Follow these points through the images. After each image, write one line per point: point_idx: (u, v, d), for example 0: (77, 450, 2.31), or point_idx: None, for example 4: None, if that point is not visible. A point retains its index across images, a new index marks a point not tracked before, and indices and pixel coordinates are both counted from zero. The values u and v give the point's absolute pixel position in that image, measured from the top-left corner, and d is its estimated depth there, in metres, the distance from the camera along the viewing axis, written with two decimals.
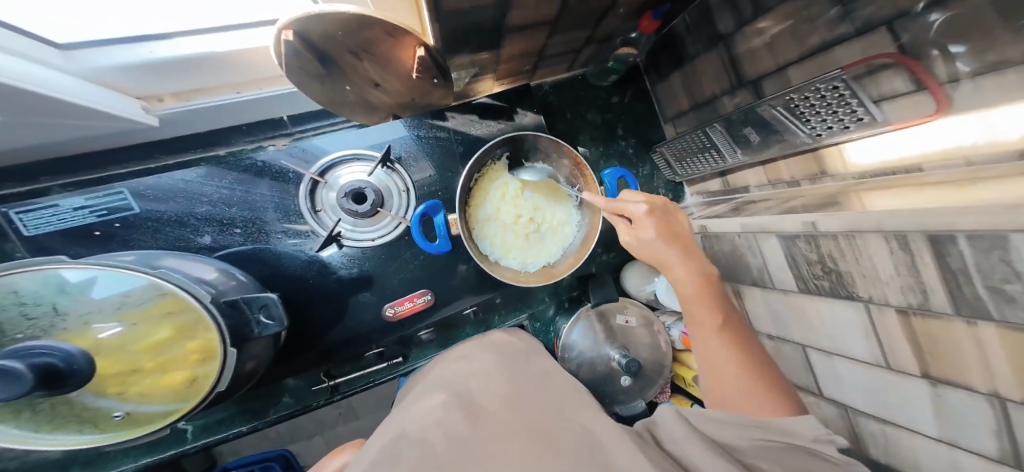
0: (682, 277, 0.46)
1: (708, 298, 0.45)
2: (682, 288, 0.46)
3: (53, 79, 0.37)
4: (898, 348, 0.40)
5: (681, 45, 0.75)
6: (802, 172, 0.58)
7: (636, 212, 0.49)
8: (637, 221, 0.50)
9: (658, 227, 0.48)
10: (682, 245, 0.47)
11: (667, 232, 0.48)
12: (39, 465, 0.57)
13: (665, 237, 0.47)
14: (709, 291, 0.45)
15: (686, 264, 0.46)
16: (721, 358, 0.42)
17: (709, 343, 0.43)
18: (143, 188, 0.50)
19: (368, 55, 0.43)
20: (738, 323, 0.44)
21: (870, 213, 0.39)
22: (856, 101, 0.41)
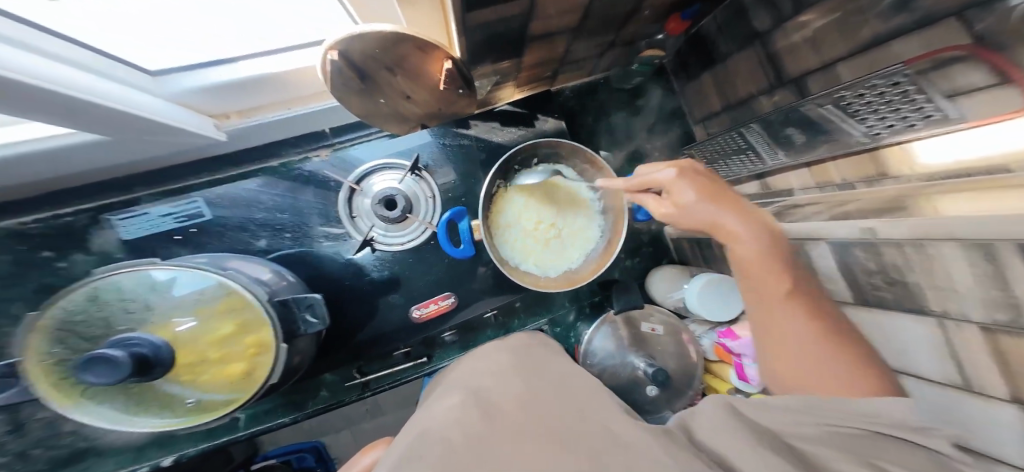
0: (743, 241, 0.42)
1: (771, 260, 0.40)
2: (739, 255, 0.42)
3: (146, 102, 0.43)
4: (985, 372, 0.35)
5: (711, 45, 0.73)
6: (857, 173, 0.53)
7: (666, 178, 0.46)
8: (670, 187, 0.46)
9: (698, 189, 0.44)
10: (730, 205, 0.43)
11: (708, 193, 0.44)
12: (119, 442, 0.65)
13: (711, 199, 0.44)
14: (771, 252, 0.41)
15: (743, 226, 0.42)
16: (794, 326, 0.38)
17: (779, 312, 0.39)
18: (215, 196, 0.56)
19: (402, 70, 0.46)
20: (810, 288, 0.40)
21: (939, 217, 0.35)
22: (923, 97, 0.38)
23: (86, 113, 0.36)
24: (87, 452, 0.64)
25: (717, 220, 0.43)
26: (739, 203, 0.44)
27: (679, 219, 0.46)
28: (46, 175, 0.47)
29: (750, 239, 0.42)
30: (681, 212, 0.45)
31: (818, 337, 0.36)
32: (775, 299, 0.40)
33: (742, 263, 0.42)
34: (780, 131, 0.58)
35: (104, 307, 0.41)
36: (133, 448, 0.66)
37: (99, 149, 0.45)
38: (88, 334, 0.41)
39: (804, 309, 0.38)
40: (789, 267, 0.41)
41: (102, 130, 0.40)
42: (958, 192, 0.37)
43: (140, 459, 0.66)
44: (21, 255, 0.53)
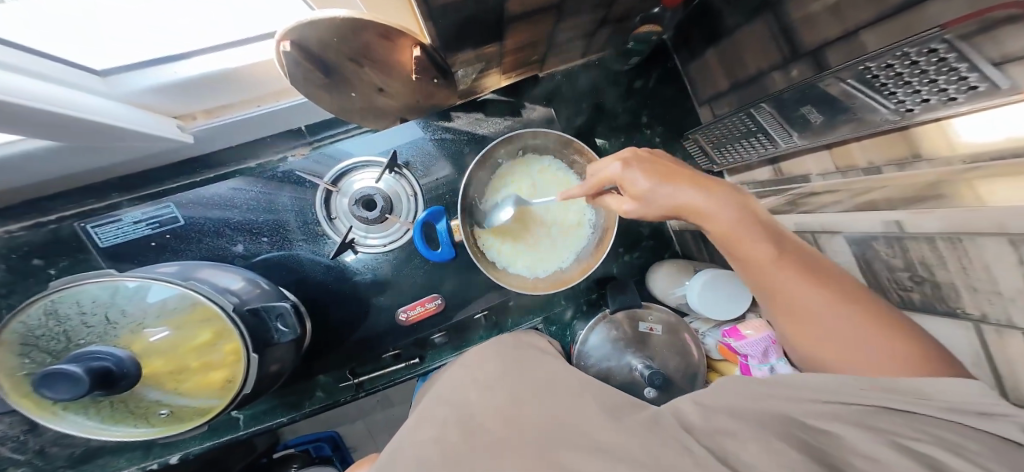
0: (723, 220, 0.36)
1: (752, 231, 0.35)
2: (721, 234, 0.37)
3: (96, 104, 0.41)
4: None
5: (717, 18, 0.66)
6: (885, 156, 0.47)
7: (613, 174, 0.40)
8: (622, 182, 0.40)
9: (648, 173, 0.38)
10: (688, 178, 0.38)
11: (660, 173, 0.38)
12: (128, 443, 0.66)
13: (673, 178, 0.38)
14: (750, 221, 0.35)
15: (710, 199, 0.36)
16: (804, 300, 0.33)
17: (781, 296, 0.35)
18: (186, 201, 0.55)
19: (369, 61, 0.43)
20: (792, 245, 0.35)
21: (982, 209, 0.29)
22: (965, 65, 0.31)
23: (33, 121, 0.34)
24: (100, 451, 0.66)
25: (687, 203, 0.37)
26: (699, 175, 0.39)
27: (645, 210, 0.40)
28: (19, 180, 0.47)
29: (727, 213, 0.36)
30: (644, 203, 0.39)
31: (830, 306, 0.32)
32: (770, 278, 0.35)
33: (726, 241, 0.37)
34: (792, 111, 0.51)
35: (64, 322, 0.40)
36: (143, 446, 0.67)
37: (59, 154, 0.44)
38: (49, 348, 0.40)
39: (801, 281, 0.33)
40: (774, 235, 0.35)
41: (60, 137, 0.39)
42: (1012, 175, 0.31)
43: (149, 457, 0.67)
44: (12, 263, 0.53)
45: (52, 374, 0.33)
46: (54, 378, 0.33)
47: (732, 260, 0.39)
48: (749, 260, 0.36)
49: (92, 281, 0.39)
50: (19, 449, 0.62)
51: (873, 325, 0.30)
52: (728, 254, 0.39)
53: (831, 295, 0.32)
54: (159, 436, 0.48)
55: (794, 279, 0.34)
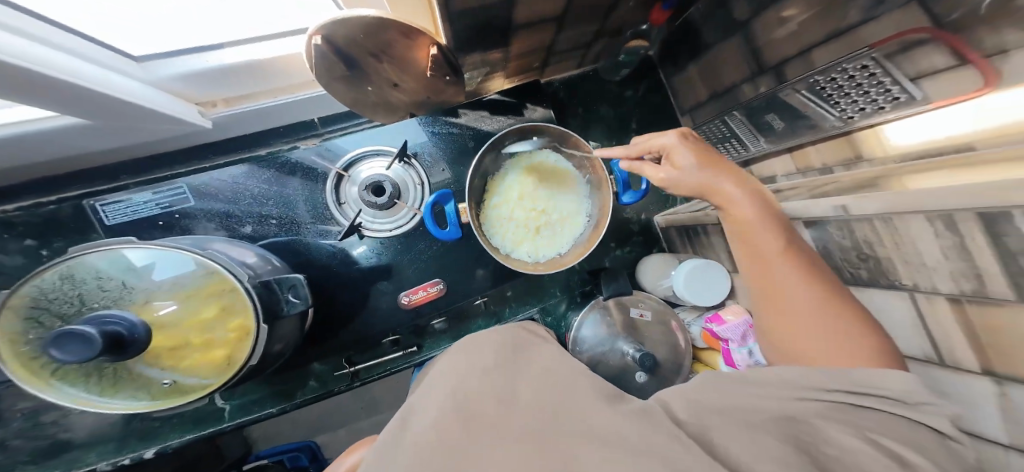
0: (743, 206, 0.45)
1: (766, 219, 0.43)
2: (739, 218, 0.45)
3: (117, 81, 0.43)
4: (956, 347, 0.38)
5: (697, 36, 0.73)
6: (835, 158, 0.55)
7: (665, 145, 0.50)
8: (670, 154, 0.50)
9: (695, 155, 0.48)
10: (727, 169, 0.47)
11: (705, 159, 0.48)
12: (100, 436, 0.63)
13: (714, 166, 0.48)
14: (765, 211, 0.44)
15: (737, 188, 0.46)
16: (794, 285, 0.40)
17: (784, 283, 0.40)
18: (198, 183, 0.56)
19: (388, 57, 0.48)
20: (801, 245, 0.43)
21: (912, 191, 0.37)
22: (890, 80, 0.41)
23: (47, 90, 0.36)
24: (66, 448, 0.62)
25: (715, 183, 0.46)
26: (734, 169, 0.48)
27: (679, 183, 0.49)
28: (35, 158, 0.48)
29: (745, 199, 0.45)
30: (681, 173, 0.48)
31: (822, 301, 0.37)
32: (777, 265, 0.41)
33: (740, 223, 0.45)
34: (760, 118, 0.59)
35: (78, 287, 0.42)
36: (117, 439, 0.64)
37: (81, 134, 0.46)
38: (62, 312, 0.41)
39: (805, 273, 0.40)
40: (784, 230, 0.43)
41: (74, 112, 0.41)
42: (939, 169, 0.38)
43: (123, 451, 0.64)
44: (3, 241, 0.52)
45: (67, 336, 0.34)
46: (77, 340, 0.34)
47: (739, 247, 0.46)
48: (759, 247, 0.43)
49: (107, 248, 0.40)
50: None
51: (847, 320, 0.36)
52: (741, 242, 0.46)
53: (821, 286, 0.39)
54: (158, 410, 0.47)
55: (795, 269, 0.40)
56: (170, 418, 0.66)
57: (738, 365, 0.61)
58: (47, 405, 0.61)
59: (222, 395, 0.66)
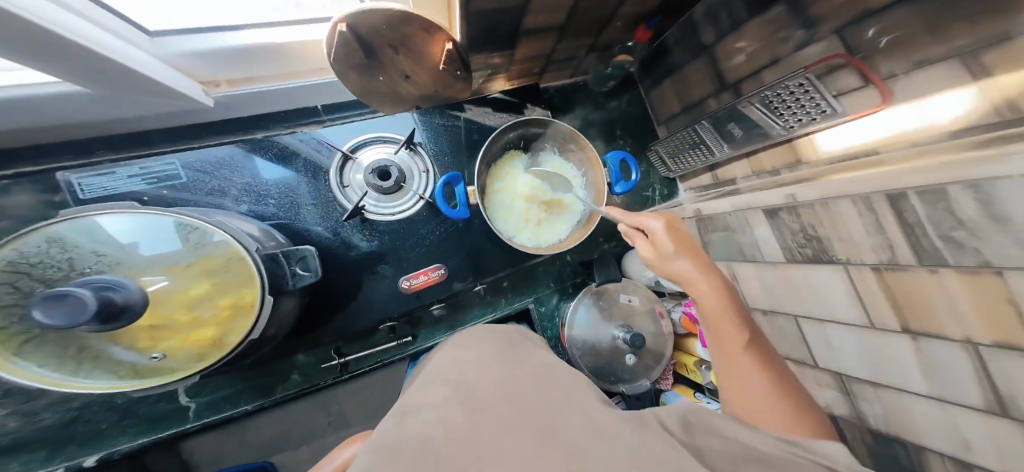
0: (707, 295, 0.46)
1: (731, 313, 0.44)
2: (706, 308, 0.46)
3: (130, 53, 0.44)
4: (879, 307, 0.45)
5: (670, 57, 0.84)
6: (782, 161, 0.66)
7: (651, 225, 0.53)
8: (654, 234, 0.53)
9: (675, 241, 0.51)
10: (702, 261, 0.49)
11: (684, 247, 0.50)
12: (26, 445, 0.55)
13: (689, 253, 0.49)
14: (732, 305, 0.44)
15: (710, 280, 0.47)
16: (749, 375, 0.38)
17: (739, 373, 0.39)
18: (193, 160, 0.55)
19: (405, 50, 0.52)
20: (765, 344, 0.42)
21: (840, 184, 0.47)
22: (820, 97, 0.52)
23: (62, 55, 0.37)
24: None
25: (689, 271, 0.48)
26: (710, 262, 0.49)
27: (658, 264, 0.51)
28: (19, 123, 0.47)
29: (716, 290, 0.46)
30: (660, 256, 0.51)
31: (773, 393, 0.36)
32: (738, 356, 0.40)
33: (707, 310, 0.45)
34: (723, 126, 0.70)
35: (70, 249, 0.39)
36: (47, 448, 0.56)
37: (86, 101, 0.48)
38: (45, 276, 0.38)
39: (762, 369, 0.39)
40: (749, 326, 0.43)
41: (78, 79, 0.42)
42: (858, 167, 0.49)
43: (55, 461, 0.55)
44: None
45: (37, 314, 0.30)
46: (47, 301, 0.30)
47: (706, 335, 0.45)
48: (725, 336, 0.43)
49: (110, 211, 0.40)
50: None
51: (795, 413, 0.34)
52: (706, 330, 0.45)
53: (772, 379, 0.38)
54: (141, 388, 0.44)
55: (752, 359, 0.39)
56: (122, 419, 0.59)
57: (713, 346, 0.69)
58: None
59: (187, 392, 0.62)
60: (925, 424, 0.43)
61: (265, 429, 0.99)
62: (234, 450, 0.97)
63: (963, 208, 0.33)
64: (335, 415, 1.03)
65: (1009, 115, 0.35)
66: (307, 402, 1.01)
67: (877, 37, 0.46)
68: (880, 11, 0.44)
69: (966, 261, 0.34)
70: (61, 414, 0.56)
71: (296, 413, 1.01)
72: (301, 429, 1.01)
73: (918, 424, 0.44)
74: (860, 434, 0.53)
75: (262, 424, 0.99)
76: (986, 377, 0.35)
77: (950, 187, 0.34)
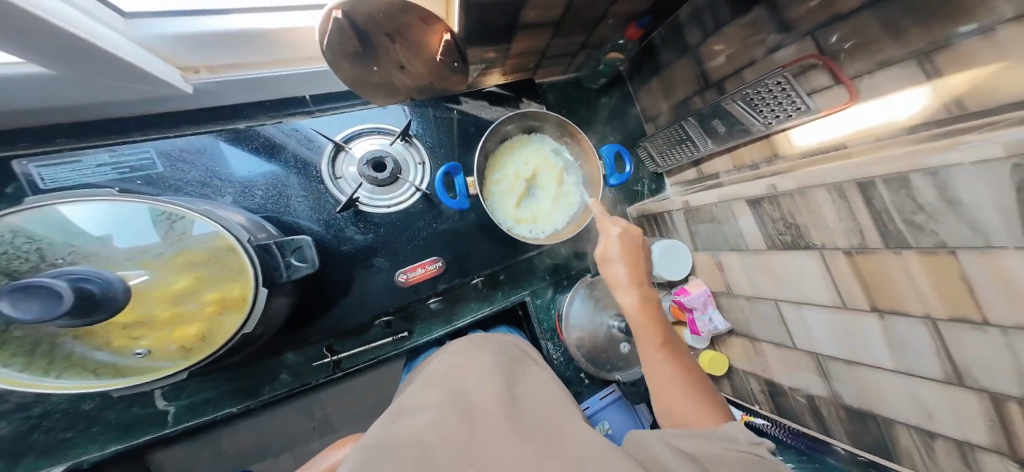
0: (632, 295, 0.55)
1: (651, 314, 0.54)
2: (633, 310, 0.55)
3: (105, 34, 0.42)
4: (851, 289, 0.48)
5: (657, 56, 0.88)
6: (761, 155, 0.70)
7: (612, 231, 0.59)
8: (609, 238, 0.59)
9: (624, 249, 0.58)
10: (637, 267, 0.58)
11: (629, 254, 0.58)
12: None
13: (630, 259, 0.58)
14: (650, 307, 0.55)
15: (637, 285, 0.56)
16: (660, 359, 0.49)
17: (650, 356, 0.50)
18: (170, 149, 0.52)
19: (402, 39, 0.51)
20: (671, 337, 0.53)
21: (816, 173, 0.51)
22: (797, 95, 0.56)
23: (38, 39, 0.35)
24: None
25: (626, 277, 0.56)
26: (642, 267, 0.59)
27: (608, 268, 0.58)
28: None
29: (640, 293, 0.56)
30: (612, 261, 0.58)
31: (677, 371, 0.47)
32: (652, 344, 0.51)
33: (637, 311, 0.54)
34: (707, 123, 0.74)
35: (37, 240, 0.36)
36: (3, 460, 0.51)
37: (52, 84, 0.44)
38: (9, 268, 0.35)
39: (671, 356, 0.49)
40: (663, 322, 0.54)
41: (50, 62, 0.39)
42: (829, 160, 0.53)
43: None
44: None
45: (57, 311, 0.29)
46: (13, 308, 0.27)
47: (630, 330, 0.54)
48: (644, 327, 0.53)
49: (89, 200, 0.38)
50: None
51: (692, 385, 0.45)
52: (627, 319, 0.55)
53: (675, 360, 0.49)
54: (123, 388, 0.41)
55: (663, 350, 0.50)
56: (89, 427, 0.55)
57: (702, 332, 0.74)
58: None
59: (166, 395, 0.58)
60: (893, 397, 0.47)
61: (243, 436, 0.94)
62: (210, 459, 0.91)
63: (923, 193, 0.37)
64: (318, 420, 0.98)
65: (956, 111, 0.39)
66: (288, 407, 0.96)
67: (839, 43, 0.50)
68: (847, 17, 0.48)
69: (926, 242, 0.38)
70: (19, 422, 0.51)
71: (277, 419, 0.96)
72: (282, 436, 0.96)
73: (887, 397, 0.48)
74: (835, 409, 0.57)
75: (242, 430, 0.94)
76: (945, 351, 0.39)
77: (911, 176, 0.37)
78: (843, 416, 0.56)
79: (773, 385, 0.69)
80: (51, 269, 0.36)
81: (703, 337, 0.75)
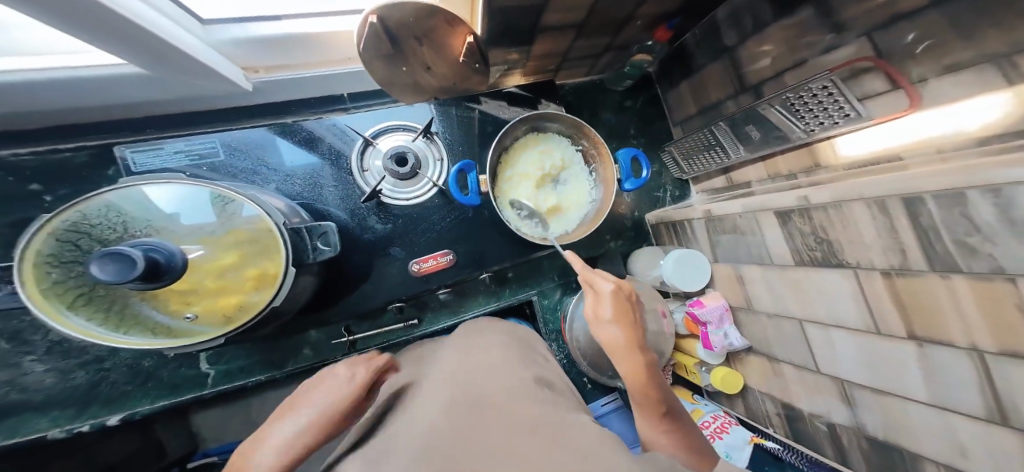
0: (626, 362, 0.50)
1: (647, 381, 0.48)
2: (629, 378, 0.49)
3: (184, 38, 0.49)
4: (887, 314, 0.43)
5: (689, 58, 0.84)
6: (799, 165, 0.65)
7: (602, 287, 0.54)
8: (599, 295, 0.54)
9: (614, 307, 0.53)
10: (631, 324, 0.52)
11: (621, 314, 0.52)
12: (59, 402, 0.58)
13: (623, 318, 0.52)
14: (647, 373, 0.49)
15: (632, 347, 0.51)
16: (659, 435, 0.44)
17: (652, 433, 0.45)
18: (231, 139, 0.59)
19: (428, 41, 0.54)
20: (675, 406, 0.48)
21: (854, 185, 0.46)
22: (844, 100, 0.52)
23: (135, 42, 0.43)
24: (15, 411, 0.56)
25: (619, 341, 0.51)
26: (636, 323, 0.53)
27: (599, 330, 0.53)
28: (82, 101, 0.53)
29: (635, 358, 0.50)
30: (603, 324, 0.53)
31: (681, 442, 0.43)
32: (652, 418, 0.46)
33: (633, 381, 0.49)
34: (740, 129, 0.70)
35: (124, 214, 0.44)
36: (77, 404, 0.59)
37: (139, 82, 0.52)
38: (101, 236, 0.43)
39: (674, 428, 0.45)
40: (659, 386, 0.49)
41: (143, 62, 0.47)
42: (878, 173, 0.48)
43: (79, 419, 0.59)
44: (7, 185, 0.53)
45: (135, 254, 0.35)
46: (98, 268, 0.33)
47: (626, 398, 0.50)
48: (641, 398, 0.48)
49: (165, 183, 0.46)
50: None
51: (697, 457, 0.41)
52: (625, 387, 0.50)
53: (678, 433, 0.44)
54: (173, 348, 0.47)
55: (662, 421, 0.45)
56: (146, 383, 0.63)
57: (715, 346, 0.69)
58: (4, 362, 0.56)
59: (208, 360, 0.66)
60: (926, 435, 0.42)
61: (271, 406, 1.03)
62: (242, 426, 1.01)
63: (981, 211, 0.32)
64: None
65: None
66: None
67: (902, 42, 0.45)
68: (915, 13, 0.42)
69: (979, 268, 0.33)
70: (93, 373, 0.60)
71: None
72: None
73: (919, 434, 0.43)
74: (856, 439, 0.52)
75: (269, 401, 1.03)
76: (990, 385, 0.34)
77: (969, 192, 0.33)
78: (864, 446, 0.51)
79: (790, 410, 0.63)
80: (131, 238, 0.43)
81: (716, 352, 0.71)
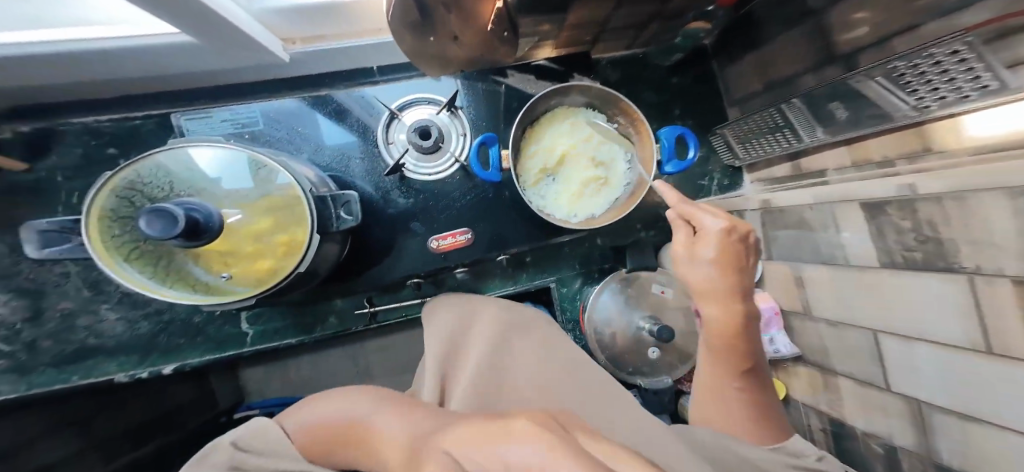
0: (716, 312, 0.48)
1: (734, 336, 0.47)
2: (713, 326, 0.49)
3: (230, 9, 0.50)
4: (1010, 335, 0.33)
5: (758, 27, 0.71)
6: (897, 151, 0.51)
7: (706, 226, 0.48)
8: (702, 235, 0.49)
9: (719, 252, 0.47)
10: (735, 277, 0.47)
11: (723, 264, 0.47)
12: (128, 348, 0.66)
13: (724, 266, 0.47)
14: (739, 329, 0.47)
15: (729, 301, 0.47)
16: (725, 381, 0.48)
17: (720, 378, 0.49)
18: (269, 109, 0.62)
19: (458, 9, 0.48)
20: (754, 357, 0.49)
21: (975, 170, 0.35)
22: (982, 66, 0.34)
23: (194, 16, 0.45)
24: (93, 351, 0.64)
25: (716, 292, 0.48)
26: (742, 273, 0.48)
27: (689, 271, 0.50)
28: (145, 70, 0.58)
29: (728, 314, 0.47)
30: (699, 267, 0.49)
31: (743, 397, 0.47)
32: (726, 368, 0.48)
33: (717, 331, 0.48)
34: (821, 107, 0.56)
35: (171, 175, 0.48)
36: (140, 352, 0.66)
37: (188, 51, 0.55)
38: (151, 194, 0.47)
39: (742, 383, 0.48)
40: (746, 340, 0.48)
41: (192, 31, 0.49)
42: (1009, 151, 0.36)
43: (143, 363, 0.67)
44: (89, 149, 0.62)
45: (177, 212, 0.36)
46: (147, 224, 0.34)
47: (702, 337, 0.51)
48: (722, 348, 0.48)
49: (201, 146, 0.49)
50: (11, 339, 0.60)
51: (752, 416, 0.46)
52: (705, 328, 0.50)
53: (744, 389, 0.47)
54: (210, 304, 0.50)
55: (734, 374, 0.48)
56: (196, 338, 0.69)
57: None
58: (85, 308, 0.64)
59: (247, 320, 0.71)
60: None
61: (306, 366, 1.12)
62: (281, 383, 1.11)
63: None
64: (361, 366, 1.13)
65: None
66: (339, 351, 1.12)
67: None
68: None
69: None
70: (154, 324, 0.67)
71: (333, 357, 1.13)
72: (334, 372, 1.13)
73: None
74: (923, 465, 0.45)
75: (305, 362, 1.12)
76: None
77: None
78: None
79: (840, 426, 0.58)
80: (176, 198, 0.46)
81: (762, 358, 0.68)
